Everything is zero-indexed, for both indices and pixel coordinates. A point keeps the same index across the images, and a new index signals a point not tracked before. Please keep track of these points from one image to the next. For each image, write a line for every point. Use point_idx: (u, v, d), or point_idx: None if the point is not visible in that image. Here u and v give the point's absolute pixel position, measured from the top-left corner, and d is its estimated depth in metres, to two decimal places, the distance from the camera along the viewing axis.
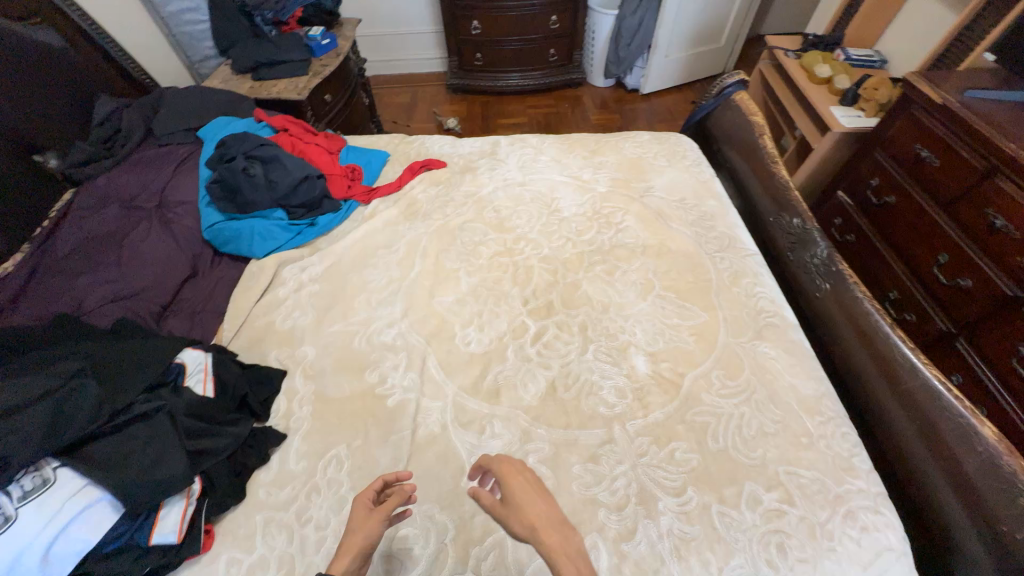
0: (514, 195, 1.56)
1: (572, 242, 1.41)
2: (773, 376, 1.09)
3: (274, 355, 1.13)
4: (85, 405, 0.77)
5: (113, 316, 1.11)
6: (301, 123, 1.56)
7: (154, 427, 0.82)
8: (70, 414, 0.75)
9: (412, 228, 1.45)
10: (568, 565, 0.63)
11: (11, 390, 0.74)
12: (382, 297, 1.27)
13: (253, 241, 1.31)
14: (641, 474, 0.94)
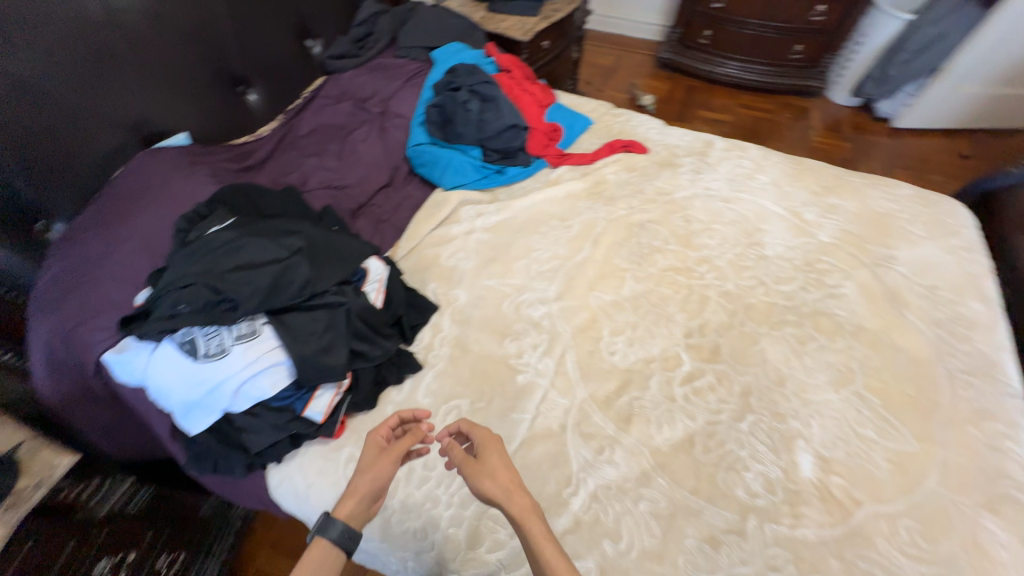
0: (712, 210, 1.36)
1: (765, 287, 1.19)
2: (992, 566, 0.80)
3: (432, 287, 1.18)
4: (293, 281, 0.86)
5: (323, 201, 1.25)
6: (524, 67, 1.54)
7: (334, 318, 0.91)
8: (282, 284, 0.85)
9: (591, 209, 1.36)
10: (534, 523, 0.69)
11: (254, 246, 0.85)
12: (542, 269, 1.22)
13: (446, 171, 1.37)
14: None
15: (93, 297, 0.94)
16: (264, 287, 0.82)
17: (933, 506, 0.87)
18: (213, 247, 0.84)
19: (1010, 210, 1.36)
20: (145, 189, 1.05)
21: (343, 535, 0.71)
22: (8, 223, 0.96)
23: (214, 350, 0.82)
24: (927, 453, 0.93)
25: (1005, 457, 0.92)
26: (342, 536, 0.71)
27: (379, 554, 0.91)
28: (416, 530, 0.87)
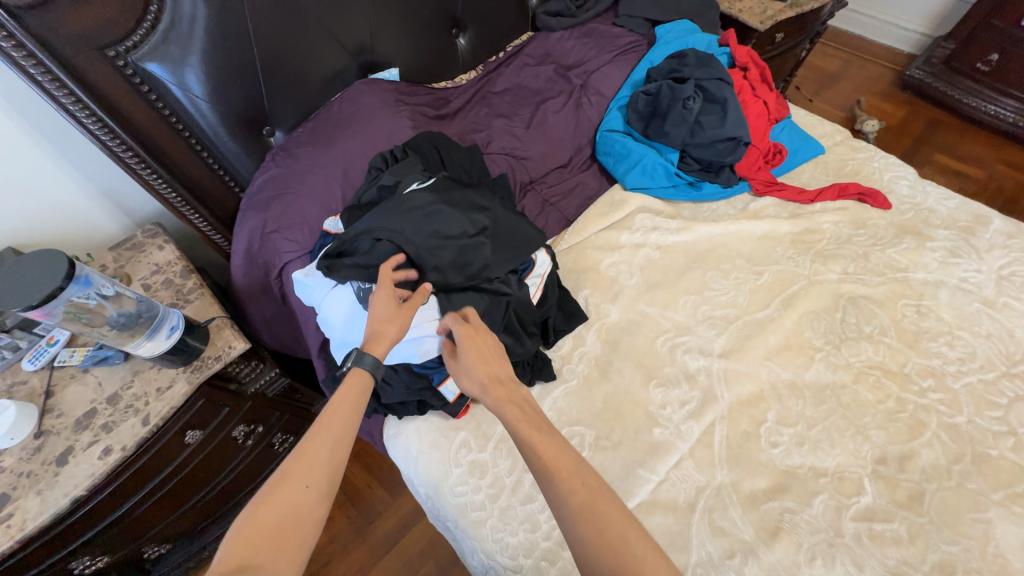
0: (961, 310, 1.04)
1: (1014, 440, 0.89)
2: None
3: (585, 294, 1.08)
4: (473, 262, 0.85)
5: (501, 168, 1.19)
6: (765, 68, 1.27)
7: (494, 306, 0.87)
8: (464, 262, 0.85)
9: (792, 260, 1.12)
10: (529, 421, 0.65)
11: (446, 216, 0.85)
12: (712, 314, 1.05)
13: (634, 168, 1.21)
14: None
15: (290, 211, 1.00)
16: (442, 261, 0.82)
17: None
18: (410, 206, 0.85)
19: None
20: (354, 119, 1.08)
21: (376, 364, 0.66)
22: (245, 123, 1.05)
23: None
24: None
25: None
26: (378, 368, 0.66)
27: (464, 546, 0.90)
28: (509, 546, 0.83)
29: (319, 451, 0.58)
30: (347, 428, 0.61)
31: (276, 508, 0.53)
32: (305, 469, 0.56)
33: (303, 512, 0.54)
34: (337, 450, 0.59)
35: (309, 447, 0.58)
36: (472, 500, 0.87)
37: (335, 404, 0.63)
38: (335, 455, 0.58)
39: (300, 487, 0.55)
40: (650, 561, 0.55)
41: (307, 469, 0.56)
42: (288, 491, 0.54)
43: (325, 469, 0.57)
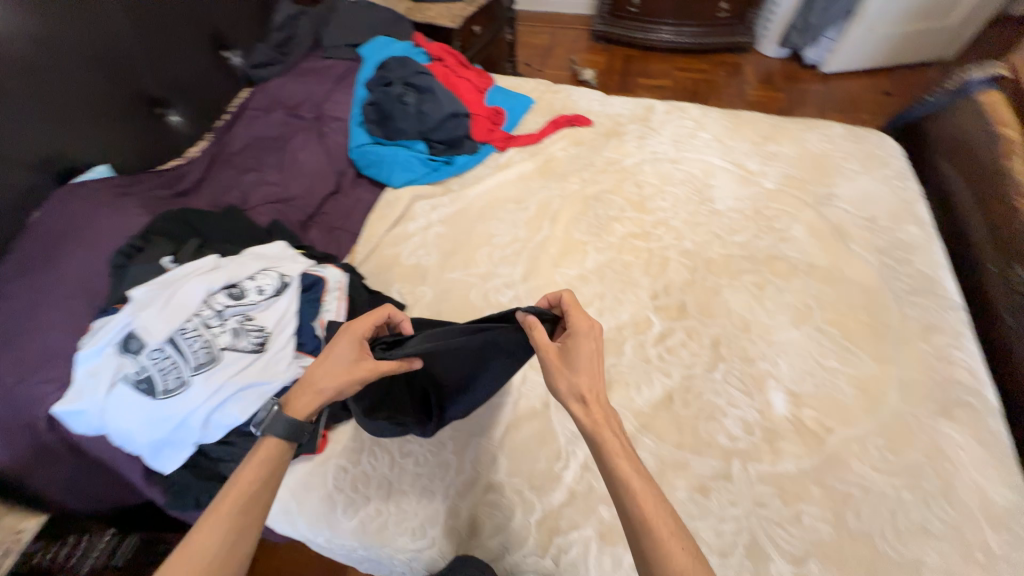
0: (662, 172, 1.39)
1: (721, 240, 1.23)
2: (952, 466, 0.87)
3: (397, 288, 1.16)
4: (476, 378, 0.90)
5: (269, 217, 1.21)
6: (456, 54, 1.51)
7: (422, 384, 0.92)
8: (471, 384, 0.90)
9: (546, 188, 1.36)
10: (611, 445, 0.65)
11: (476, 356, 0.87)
12: (505, 254, 1.22)
13: (394, 169, 1.34)
14: (759, 527, 0.82)
15: (27, 352, 0.85)
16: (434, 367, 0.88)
17: (897, 421, 0.92)
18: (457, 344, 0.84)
19: (932, 134, 1.48)
20: (69, 230, 0.96)
21: (295, 430, 0.70)
22: None
23: (174, 384, 0.78)
24: (887, 373, 0.98)
25: (957, 365, 0.99)
26: (295, 432, 0.70)
27: (380, 560, 0.89)
28: (415, 529, 0.86)
29: (225, 522, 0.62)
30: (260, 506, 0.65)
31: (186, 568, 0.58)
32: (209, 534, 0.61)
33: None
34: (248, 515, 0.64)
35: (213, 517, 0.63)
36: (365, 512, 0.87)
37: (244, 477, 0.67)
38: (248, 519, 0.64)
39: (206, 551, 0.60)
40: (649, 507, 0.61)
41: (205, 534, 0.61)
42: (193, 552, 0.60)
43: (229, 538, 0.62)
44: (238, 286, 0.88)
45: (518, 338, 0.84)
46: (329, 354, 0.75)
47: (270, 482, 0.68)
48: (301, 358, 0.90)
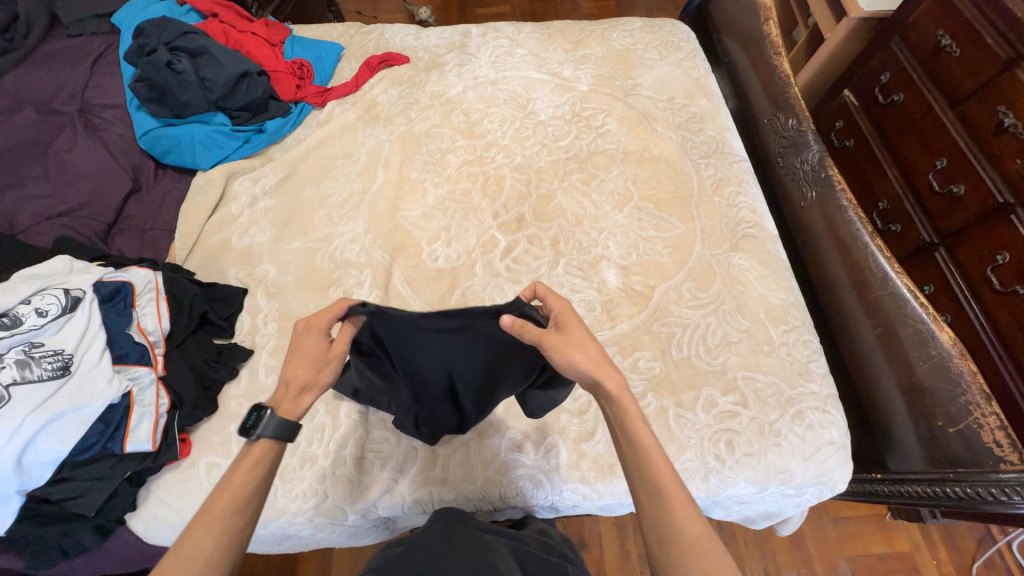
0: (485, 95, 1.39)
1: (547, 148, 1.30)
2: (743, 287, 1.07)
3: (233, 274, 1.09)
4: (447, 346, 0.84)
5: (52, 234, 1.04)
6: (232, 6, 1.36)
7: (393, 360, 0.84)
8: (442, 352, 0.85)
9: (373, 135, 1.32)
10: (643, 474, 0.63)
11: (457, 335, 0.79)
12: (344, 211, 1.19)
13: (196, 150, 1.21)
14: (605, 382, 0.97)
15: None
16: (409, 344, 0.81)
17: (703, 264, 1.10)
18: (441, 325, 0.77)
19: (716, 13, 1.63)
20: None
21: (286, 426, 0.65)
22: None
23: None
24: (692, 229, 1.15)
25: (741, 208, 1.18)
26: (285, 431, 0.65)
27: (286, 530, 0.90)
28: (306, 491, 0.88)
29: (221, 520, 0.58)
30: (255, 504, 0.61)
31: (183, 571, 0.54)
32: (205, 533, 0.57)
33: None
34: (245, 513, 0.60)
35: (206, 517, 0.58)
36: None
37: (236, 477, 0.61)
38: (247, 515, 0.60)
39: (202, 552, 0.56)
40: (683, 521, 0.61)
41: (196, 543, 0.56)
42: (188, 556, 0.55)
43: (223, 544, 0.57)
44: (9, 314, 0.78)
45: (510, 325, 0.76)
46: (296, 348, 0.69)
47: (264, 479, 0.63)
48: (127, 371, 0.84)
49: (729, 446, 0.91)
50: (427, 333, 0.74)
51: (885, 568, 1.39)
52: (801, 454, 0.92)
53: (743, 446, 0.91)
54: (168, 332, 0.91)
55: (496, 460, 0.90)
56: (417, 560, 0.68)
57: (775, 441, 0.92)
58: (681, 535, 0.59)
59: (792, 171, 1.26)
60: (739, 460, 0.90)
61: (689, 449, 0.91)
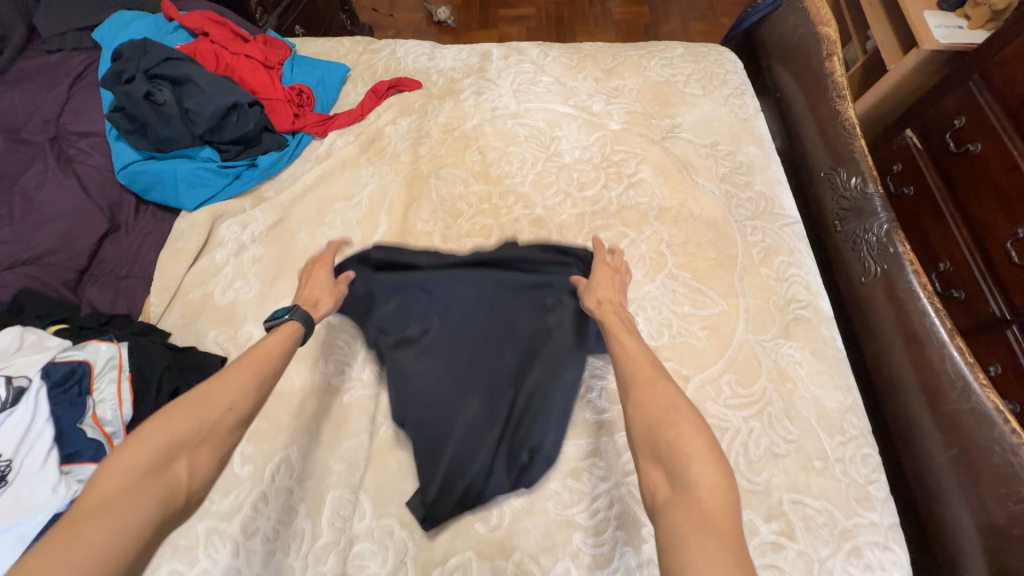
0: (504, 130, 1.25)
1: (572, 199, 1.15)
2: (793, 385, 0.92)
3: (214, 337, 0.98)
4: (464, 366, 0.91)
5: (14, 287, 0.93)
6: (227, 24, 1.24)
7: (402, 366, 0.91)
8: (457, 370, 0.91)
9: (377, 174, 1.18)
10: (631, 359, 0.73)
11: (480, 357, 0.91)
12: (340, 265, 1.06)
13: (180, 188, 1.08)
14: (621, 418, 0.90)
15: None
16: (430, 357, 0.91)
17: (745, 352, 0.95)
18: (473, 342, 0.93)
19: (767, 39, 1.45)
20: None
21: (305, 316, 0.81)
22: None
23: None
24: (734, 307, 1.00)
25: (792, 283, 1.03)
26: (307, 319, 0.81)
27: None
28: None
29: (243, 385, 0.66)
30: (267, 389, 0.69)
31: (189, 418, 0.59)
32: (223, 392, 0.63)
33: (210, 440, 0.60)
34: (257, 392, 0.67)
35: (235, 372, 0.67)
36: None
37: (273, 345, 0.74)
38: (252, 403, 0.65)
39: (217, 411, 0.62)
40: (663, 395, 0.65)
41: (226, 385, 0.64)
42: (199, 409, 0.60)
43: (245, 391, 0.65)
44: None
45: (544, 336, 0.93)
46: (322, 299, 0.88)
47: (284, 358, 0.74)
48: (78, 471, 0.73)
49: None
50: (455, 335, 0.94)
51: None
52: None
53: None
54: (129, 418, 0.80)
55: None
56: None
57: None
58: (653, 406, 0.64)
59: (854, 241, 1.09)
60: None
61: None
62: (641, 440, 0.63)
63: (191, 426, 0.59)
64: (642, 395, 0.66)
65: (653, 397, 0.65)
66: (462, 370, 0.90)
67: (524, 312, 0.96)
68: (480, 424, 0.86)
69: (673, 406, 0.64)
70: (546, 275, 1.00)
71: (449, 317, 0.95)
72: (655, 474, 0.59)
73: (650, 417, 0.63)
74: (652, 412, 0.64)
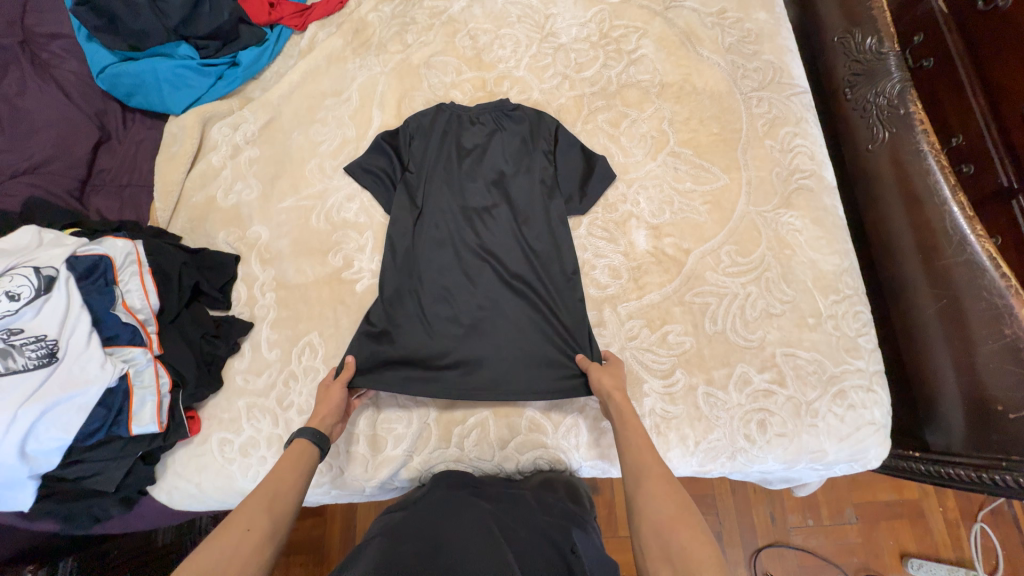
0: (495, 11, 1.16)
1: (570, 81, 1.10)
2: (792, 251, 0.94)
3: (223, 238, 1.00)
4: (444, 252, 0.96)
5: (21, 196, 0.93)
6: None
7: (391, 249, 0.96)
8: (436, 255, 0.95)
9: (364, 67, 1.12)
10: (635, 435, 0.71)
11: (460, 243, 0.96)
12: (338, 162, 1.05)
13: (163, 90, 1.05)
14: (625, 292, 0.94)
15: None
16: (412, 242, 0.96)
17: (746, 224, 0.96)
18: (456, 230, 0.97)
19: None
20: None
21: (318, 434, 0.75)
22: None
23: None
24: (736, 181, 0.99)
25: (796, 154, 1.01)
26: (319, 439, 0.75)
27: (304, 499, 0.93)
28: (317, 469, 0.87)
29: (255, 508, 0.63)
30: (286, 502, 0.66)
31: (211, 553, 0.57)
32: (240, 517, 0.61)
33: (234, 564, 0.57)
34: (276, 511, 0.64)
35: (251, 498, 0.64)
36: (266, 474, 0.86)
37: (286, 470, 0.69)
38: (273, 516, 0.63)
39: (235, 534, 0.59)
40: (666, 499, 0.62)
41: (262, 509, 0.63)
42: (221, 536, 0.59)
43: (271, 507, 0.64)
44: None
45: (531, 226, 0.97)
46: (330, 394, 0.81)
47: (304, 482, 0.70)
48: (121, 353, 0.79)
49: (761, 426, 0.85)
50: (435, 225, 0.97)
51: (891, 515, 1.28)
52: (838, 434, 0.86)
53: (776, 426, 0.85)
54: (158, 307, 0.85)
55: (514, 438, 0.87)
56: (411, 531, 0.63)
57: (812, 421, 0.86)
58: (654, 514, 0.61)
59: (865, 107, 1.04)
60: (771, 441, 0.85)
61: (717, 430, 0.86)
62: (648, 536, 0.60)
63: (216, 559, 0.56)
64: (651, 486, 0.64)
65: (666, 492, 0.62)
66: (460, 238, 0.96)
67: (533, 189, 0.99)
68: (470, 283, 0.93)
69: (687, 505, 0.61)
70: (532, 170, 1.00)
71: (450, 183, 1.00)
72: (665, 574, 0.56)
73: (661, 512, 0.61)
74: (662, 510, 0.61)
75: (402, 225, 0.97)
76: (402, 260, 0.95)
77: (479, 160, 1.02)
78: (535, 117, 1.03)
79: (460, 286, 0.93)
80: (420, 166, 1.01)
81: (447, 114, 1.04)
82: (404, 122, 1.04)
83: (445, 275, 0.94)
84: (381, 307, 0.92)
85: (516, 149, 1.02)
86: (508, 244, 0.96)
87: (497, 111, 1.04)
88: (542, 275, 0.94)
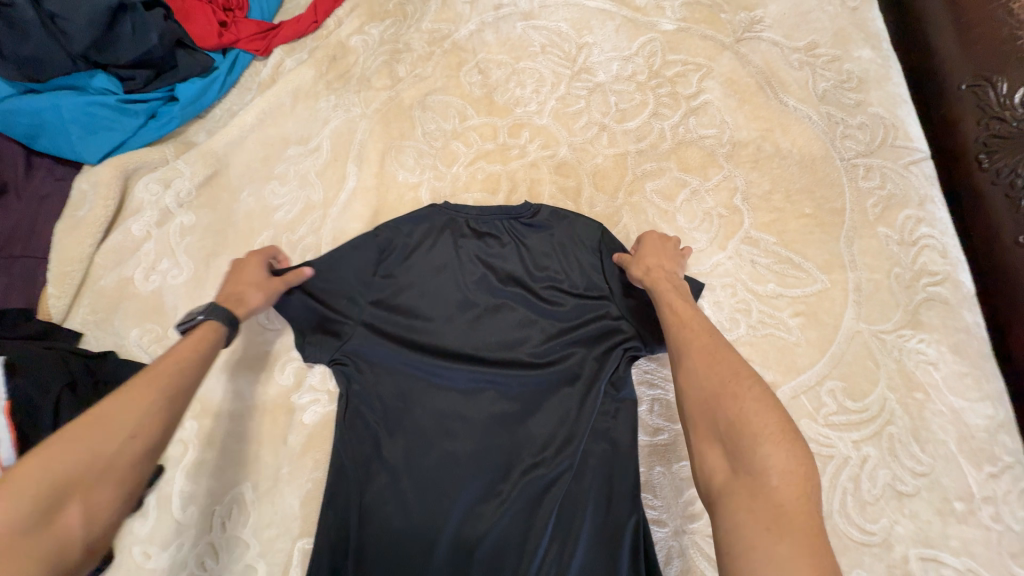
0: (513, 38, 0.90)
1: (609, 133, 0.83)
2: (924, 396, 0.66)
3: (137, 338, 0.75)
4: (427, 430, 0.66)
5: None
6: None
7: (353, 417, 0.67)
8: (415, 431, 0.66)
9: (340, 107, 0.87)
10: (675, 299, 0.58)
11: (453, 417, 0.67)
12: (297, 235, 0.79)
13: (70, 133, 0.79)
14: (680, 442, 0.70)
15: None
16: (383, 417, 0.67)
17: (857, 349, 0.69)
18: (448, 396, 0.68)
19: None
20: None
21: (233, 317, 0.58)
22: None
23: None
24: (839, 284, 0.72)
25: (921, 249, 0.73)
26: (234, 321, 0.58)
27: None
28: None
29: (152, 401, 0.48)
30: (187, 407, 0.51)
31: (77, 445, 0.43)
32: (126, 412, 0.46)
33: (112, 474, 0.43)
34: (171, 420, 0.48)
35: (141, 381, 0.49)
36: None
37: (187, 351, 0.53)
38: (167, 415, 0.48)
39: (116, 437, 0.44)
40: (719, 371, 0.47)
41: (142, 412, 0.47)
42: (95, 429, 0.44)
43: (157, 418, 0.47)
44: None
45: (566, 390, 0.68)
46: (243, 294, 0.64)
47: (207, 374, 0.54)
48: None
49: None
50: (418, 386, 0.68)
51: None
52: None
53: None
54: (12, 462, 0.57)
55: None
56: None
57: None
58: (702, 396, 0.47)
59: (1017, 182, 0.67)
60: None
61: None
62: (695, 413, 0.47)
63: (81, 454, 0.42)
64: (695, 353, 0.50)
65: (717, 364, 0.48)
66: (452, 407, 0.67)
67: (573, 331, 0.70)
68: (461, 482, 0.64)
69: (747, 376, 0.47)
70: (564, 307, 0.71)
71: (443, 324, 0.71)
72: (726, 477, 0.42)
73: (708, 386, 0.47)
74: (716, 389, 0.47)
75: (371, 383, 0.68)
76: (376, 451, 0.65)
77: (487, 287, 0.72)
78: (567, 221, 0.73)
79: (448, 487, 0.63)
80: (400, 300, 0.71)
81: (442, 218, 0.74)
82: (374, 232, 0.74)
83: (426, 471, 0.64)
84: (343, 524, 0.63)
85: (544, 273, 0.72)
86: (523, 419, 0.67)
87: (510, 218, 0.73)
88: (575, 470, 0.64)
